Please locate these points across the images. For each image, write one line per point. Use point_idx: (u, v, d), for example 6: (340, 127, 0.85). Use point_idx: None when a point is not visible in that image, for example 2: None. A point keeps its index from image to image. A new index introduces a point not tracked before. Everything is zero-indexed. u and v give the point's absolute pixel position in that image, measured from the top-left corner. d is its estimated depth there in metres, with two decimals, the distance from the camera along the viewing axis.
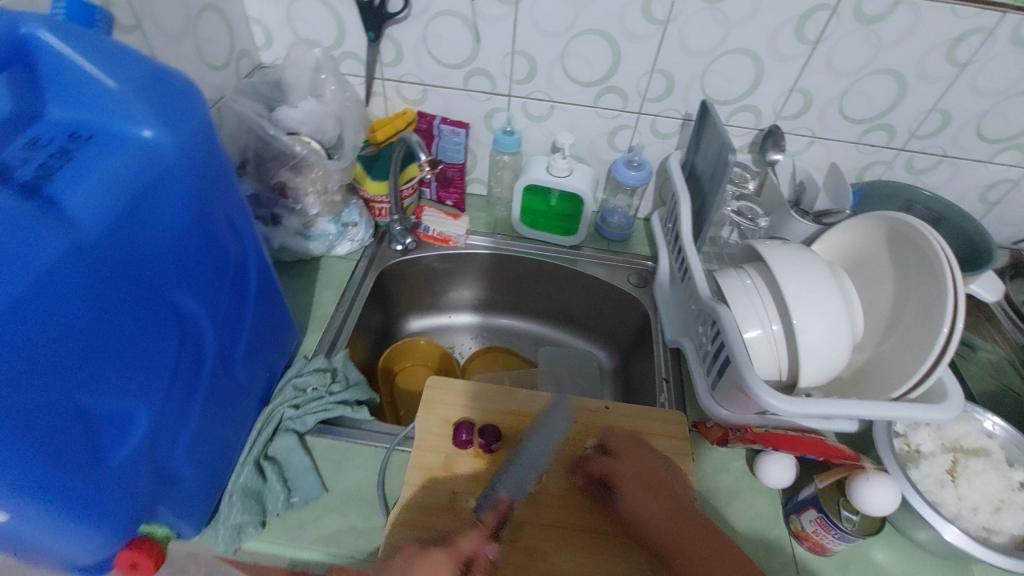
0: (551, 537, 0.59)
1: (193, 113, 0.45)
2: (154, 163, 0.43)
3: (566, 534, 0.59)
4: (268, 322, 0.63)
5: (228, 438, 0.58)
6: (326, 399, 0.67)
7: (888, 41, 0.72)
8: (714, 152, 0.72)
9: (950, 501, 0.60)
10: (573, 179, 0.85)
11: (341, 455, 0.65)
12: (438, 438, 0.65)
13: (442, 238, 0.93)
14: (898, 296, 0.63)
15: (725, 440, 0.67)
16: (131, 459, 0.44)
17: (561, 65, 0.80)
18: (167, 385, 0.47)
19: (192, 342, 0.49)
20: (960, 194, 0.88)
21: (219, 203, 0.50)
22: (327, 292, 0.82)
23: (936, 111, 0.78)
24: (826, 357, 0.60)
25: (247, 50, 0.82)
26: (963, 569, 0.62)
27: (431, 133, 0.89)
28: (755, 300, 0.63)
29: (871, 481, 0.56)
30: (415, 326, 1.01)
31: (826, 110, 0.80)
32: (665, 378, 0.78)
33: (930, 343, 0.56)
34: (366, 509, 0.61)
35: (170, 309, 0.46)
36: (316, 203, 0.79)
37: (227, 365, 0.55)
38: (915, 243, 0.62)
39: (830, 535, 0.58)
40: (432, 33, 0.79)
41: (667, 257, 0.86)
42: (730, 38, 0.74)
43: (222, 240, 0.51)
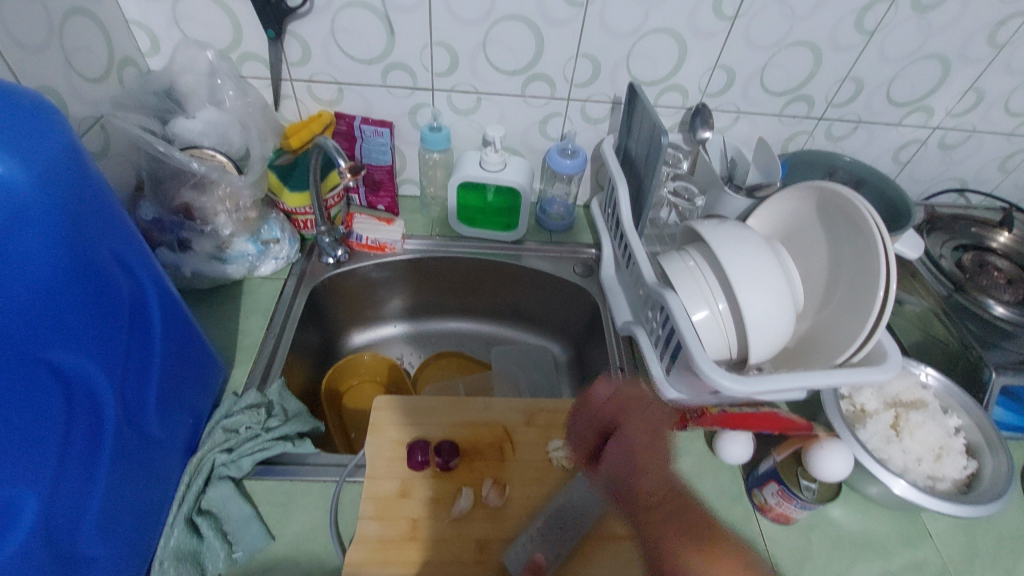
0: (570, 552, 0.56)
1: (50, 139, 0.38)
2: (4, 203, 0.35)
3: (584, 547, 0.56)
4: (183, 362, 0.57)
5: (149, 501, 0.51)
6: (263, 437, 0.61)
7: (801, 13, 0.73)
8: (646, 134, 0.71)
9: (897, 455, 0.62)
10: (508, 172, 0.83)
11: (286, 497, 0.59)
12: (391, 462, 0.61)
13: (376, 245, 0.87)
14: (832, 263, 0.65)
15: (684, 425, 0.67)
16: (21, 552, 0.38)
17: (483, 55, 0.76)
18: (58, 460, 0.40)
19: (85, 403, 0.42)
20: (876, 157, 0.92)
21: (98, 239, 0.43)
22: (254, 317, 0.75)
23: (849, 79, 0.81)
24: (772, 330, 0.60)
25: (130, 57, 0.73)
26: (913, 517, 0.65)
27: (352, 134, 0.83)
28: (699, 281, 0.63)
29: (827, 449, 0.56)
30: (359, 341, 0.95)
31: (748, 85, 0.81)
32: (620, 366, 0.77)
33: (867, 307, 0.58)
34: (320, 552, 0.56)
35: (48, 371, 0.39)
36: (229, 222, 0.71)
37: (136, 421, 0.49)
38: (844, 211, 0.63)
39: (792, 505, 0.59)
40: (341, 27, 0.72)
41: (609, 244, 0.85)
42: (651, 18, 0.73)
43: (110, 281, 0.45)
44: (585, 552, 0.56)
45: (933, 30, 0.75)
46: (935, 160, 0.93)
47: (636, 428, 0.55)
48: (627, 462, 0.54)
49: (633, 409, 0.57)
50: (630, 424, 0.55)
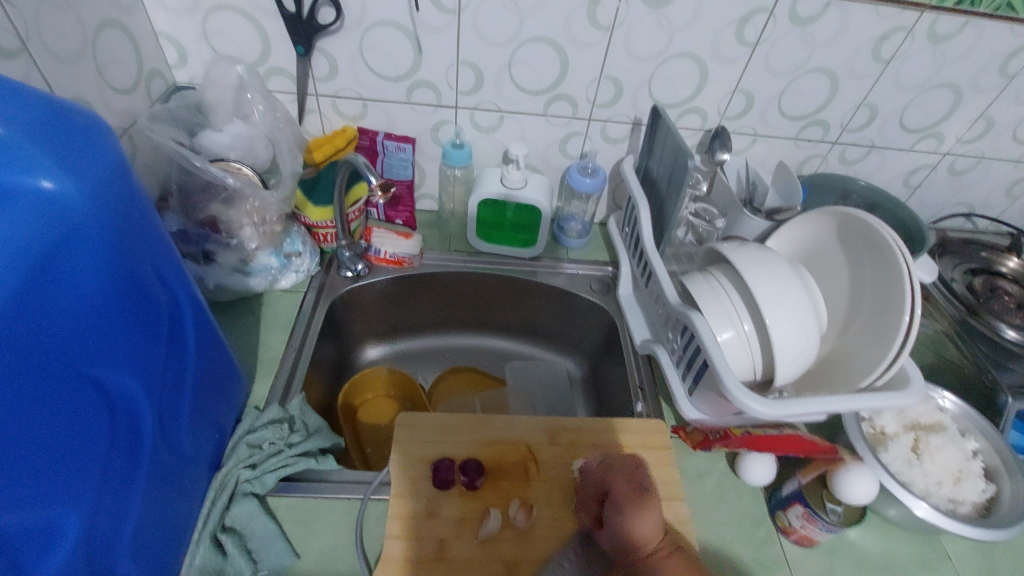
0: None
1: (102, 156, 0.38)
2: (57, 220, 0.36)
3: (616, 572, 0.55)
4: (212, 377, 0.56)
5: (177, 519, 0.51)
6: (286, 453, 0.61)
7: (820, 42, 0.75)
8: (670, 155, 0.72)
9: (919, 479, 0.63)
10: (528, 190, 0.83)
11: (311, 514, 0.59)
12: (417, 480, 0.61)
13: (395, 259, 0.88)
14: (854, 287, 0.66)
15: (707, 445, 0.67)
16: (62, 570, 0.37)
17: (508, 75, 0.77)
18: (101, 476, 0.40)
19: (126, 419, 0.42)
20: (887, 181, 0.94)
21: (142, 255, 0.43)
22: (274, 331, 0.75)
23: (864, 106, 0.82)
24: (797, 352, 0.61)
25: (158, 69, 0.73)
26: (933, 540, 0.65)
27: (374, 150, 0.83)
28: (725, 302, 0.64)
29: (853, 472, 0.56)
30: (373, 354, 0.94)
31: (766, 109, 0.82)
32: (640, 385, 0.77)
33: (891, 332, 0.58)
34: (346, 571, 0.55)
35: (93, 387, 0.39)
36: (254, 235, 0.71)
37: (170, 437, 0.48)
38: (867, 236, 0.64)
39: (817, 528, 0.59)
40: (369, 45, 0.73)
41: (628, 262, 0.85)
42: (674, 43, 0.74)
43: (151, 296, 0.45)
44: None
45: (947, 60, 0.77)
46: (945, 185, 0.95)
47: (642, 515, 0.52)
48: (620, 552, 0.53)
49: (616, 470, 0.57)
50: (617, 483, 0.55)
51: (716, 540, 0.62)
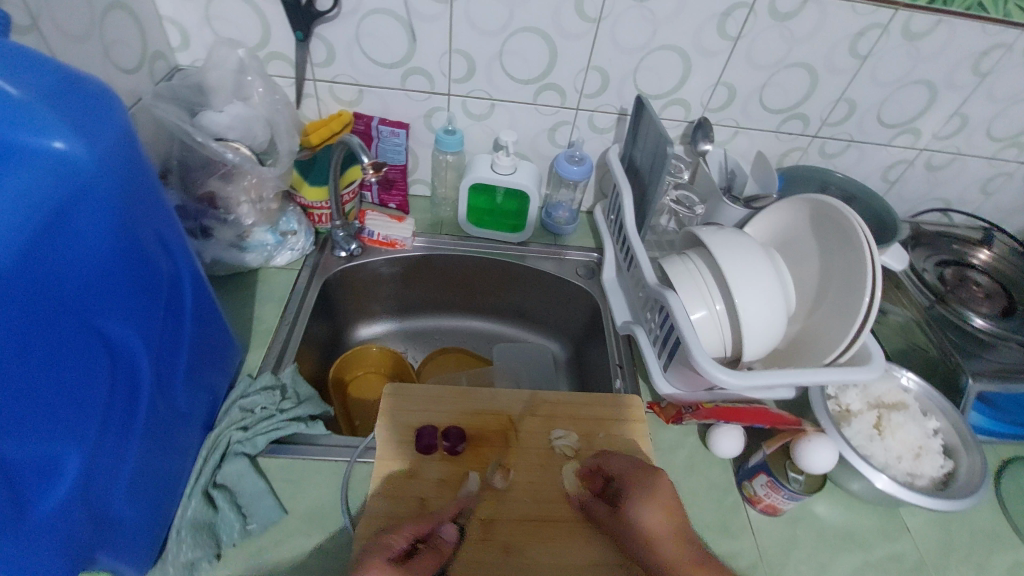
0: (567, 529, 0.60)
1: (111, 123, 0.41)
2: (68, 177, 0.38)
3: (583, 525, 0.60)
4: (207, 343, 0.59)
5: (171, 472, 0.54)
6: (277, 417, 0.64)
7: (800, 37, 0.78)
8: (651, 144, 0.75)
9: (880, 453, 0.66)
10: (518, 176, 0.86)
11: (299, 474, 0.62)
12: (402, 445, 0.64)
13: (388, 242, 0.91)
14: (823, 271, 0.69)
15: (679, 418, 0.70)
16: (62, 507, 0.40)
17: (499, 64, 0.80)
18: (101, 422, 0.43)
19: (127, 371, 0.45)
20: (866, 175, 0.97)
21: (144, 219, 0.46)
22: (268, 305, 0.78)
23: (843, 100, 0.86)
24: (765, 330, 0.64)
25: (161, 51, 0.76)
26: (892, 512, 0.68)
27: (369, 134, 0.86)
28: (699, 283, 0.67)
29: (813, 442, 0.60)
30: (365, 334, 0.98)
31: (748, 102, 0.86)
32: (619, 364, 0.80)
33: (854, 311, 0.62)
34: (331, 527, 0.58)
35: (97, 337, 0.42)
36: (251, 212, 0.74)
37: (166, 393, 0.51)
38: (835, 222, 0.67)
39: (780, 496, 0.62)
40: (366, 32, 0.76)
41: (612, 248, 0.88)
42: (659, 35, 0.77)
43: (152, 260, 0.47)
44: (586, 534, 0.60)
45: (922, 57, 0.80)
46: (921, 180, 0.98)
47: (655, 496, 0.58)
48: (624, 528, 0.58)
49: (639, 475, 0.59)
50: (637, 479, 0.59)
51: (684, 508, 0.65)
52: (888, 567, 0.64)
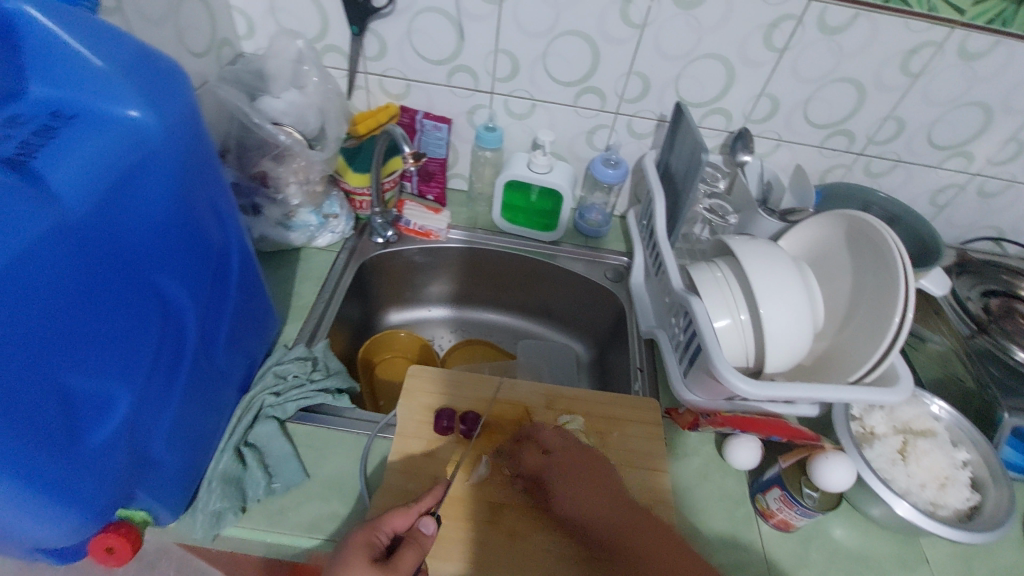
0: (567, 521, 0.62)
1: (179, 98, 0.46)
2: (138, 143, 0.43)
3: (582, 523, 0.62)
4: (249, 311, 0.64)
5: (207, 426, 0.58)
6: (307, 386, 0.68)
7: (848, 51, 0.77)
8: (687, 151, 0.75)
9: (901, 478, 0.64)
10: (553, 175, 0.88)
11: (323, 443, 0.65)
12: (420, 424, 0.66)
13: (423, 231, 0.94)
14: (855, 289, 0.67)
15: (696, 425, 0.70)
16: (111, 441, 0.44)
17: (543, 65, 0.82)
18: (149, 369, 0.47)
19: (175, 325, 0.49)
20: (913, 197, 0.94)
21: (201, 189, 0.50)
22: (307, 283, 0.82)
23: (891, 119, 0.84)
24: (790, 343, 0.63)
25: (228, 38, 0.81)
26: (913, 542, 0.66)
27: (413, 127, 0.90)
28: (726, 292, 0.67)
29: (832, 460, 0.59)
30: (395, 319, 1.01)
31: (791, 115, 0.85)
32: (640, 367, 0.81)
33: (883, 331, 0.61)
34: (349, 495, 0.61)
35: (152, 291, 0.46)
36: (298, 193, 0.79)
37: (209, 351, 0.55)
38: (870, 239, 0.66)
39: (793, 511, 0.61)
40: (417, 29, 0.80)
41: (641, 253, 0.89)
42: (703, 43, 0.78)
43: (205, 226, 0.52)
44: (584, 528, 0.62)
45: (979, 78, 0.78)
46: (973, 207, 0.94)
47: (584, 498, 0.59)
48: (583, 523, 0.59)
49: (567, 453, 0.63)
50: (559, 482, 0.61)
51: (693, 514, 0.65)
52: None
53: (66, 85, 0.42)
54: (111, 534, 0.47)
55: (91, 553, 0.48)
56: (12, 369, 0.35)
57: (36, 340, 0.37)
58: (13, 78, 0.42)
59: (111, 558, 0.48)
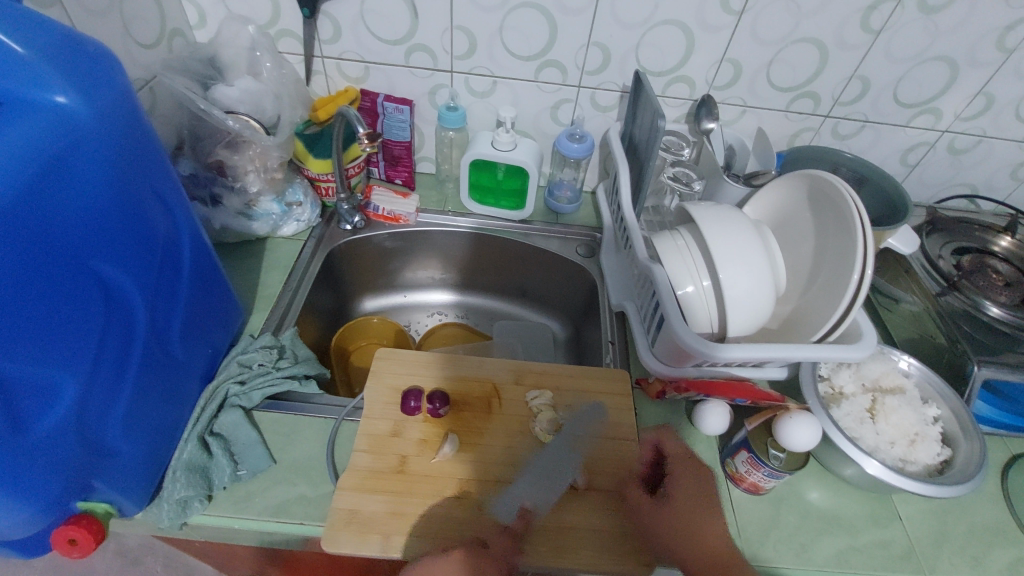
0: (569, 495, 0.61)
1: (112, 83, 0.45)
2: (68, 131, 0.42)
3: (580, 493, 0.61)
4: (207, 300, 0.63)
5: (168, 415, 0.58)
6: (273, 373, 0.67)
7: (807, 10, 0.76)
8: (647, 121, 0.75)
9: (869, 436, 0.64)
10: (517, 152, 0.87)
11: (290, 429, 0.65)
12: (387, 406, 0.66)
13: (392, 216, 0.93)
14: (818, 251, 0.67)
15: (663, 394, 0.70)
16: (59, 428, 0.44)
17: (500, 40, 0.81)
18: (95, 357, 0.46)
19: (121, 313, 0.49)
20: (883, 158, 0.93)
21: (142, 175, 0.49)
22: (274, 272, 0.82)
23: (856, 78, 0.83)
24: (753, 306, 0.63)
25: (179, 28, 0.80)
26: (885, 499, 0.66)
27: (375, 111, 0.88)
28: (687, 259, 0.66)
29: (796, 420, 0.58)
30: (369, 306, 1.01)
31: (755, 80, 0.84)
32: (610, 340, 0.80)
33: (843, 289, 0.60)
34: (316, 478, 0.61)
35: (93, 279, 0.46)
36: (257, 180, 0.78)
37: (162, 340, 0.55)
38: (831, 199, 0.65)
39: (760, 473, 0.61)
40: (370, 9, 0.79)
41: (610, 226, 0.88)
42: (660, 10, 0.77)
43: (150, 213, 0.51)
44: (573, 498, 0.61)
45: (940, 32, 0.77)
46: (944, 164, 0.94)
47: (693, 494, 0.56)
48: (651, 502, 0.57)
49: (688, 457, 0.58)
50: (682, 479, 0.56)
51: None
52: (874, 553, 0.62)
53: None
54: (72, 526, 0.48)
55: (53, 545, 0.49)
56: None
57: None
58: None
59: (75, 550, 0.49)
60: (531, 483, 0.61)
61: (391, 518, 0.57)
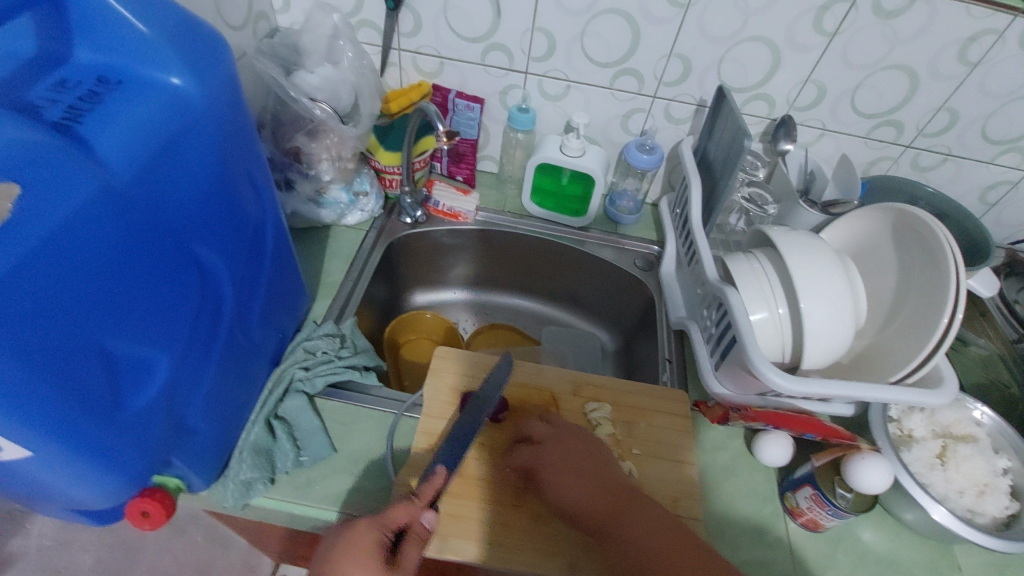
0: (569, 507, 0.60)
1: (221, 65, 0.45)
2: (181, 113, 0.43)
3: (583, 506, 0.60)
4: (283, 285, 0.64)
5: (240, 396, 0.59)
6: (336, 362, 0.68)
7: (904, 37, 0.73)
8: (728, 138, 0.73)
9: (939, 483, 0.62)
10: (586, 160, 0.86)
11: (349, 418, 0.66)
12: (446, 405, 0.66)
13: (452, 213, 0.93)
14: (900, 286, 0.65)
15: (725, 419, 0.68)
16: (151, 407, 0.44)
17: (580, 45, 0.80)
18: (188, 338, 0.47)
19: (212, 295, 0.50)
20: (962, 194, 0.90)
21: (241, 159, 0.50)
22: (337, 260, 0.83)
23: (944, 110, 0.80)
24: (832, 338, 0.61)
25: (264, 12, 0.81)
26: (946, 548, 0.64)
27: (445, 107, 0.89)
28: (763, 285, 0.64)
29: (867, 460, 0.57)
30: (420, 300, 1.01)
31: (838, 103, 0.81)
32: (668, 358, 0.79)
33: (927, 332, 0.58)
34: (375, 471, 0.62)
35: (192, 261, 0.46)
36: (330, 169, 0.79)
37: (243, 323, 0.56)
38: (919, 234, 0.63)
39: (824, 512, 0.60)
40: (453, 5, 0.78)
41: (674, 242, 0.87)
42: (749, 25, 0.75)
43: (243, 197, 0.51)
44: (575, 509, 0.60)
45: None
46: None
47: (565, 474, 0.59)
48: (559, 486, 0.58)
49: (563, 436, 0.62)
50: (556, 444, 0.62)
51: (722, 506, 0.64)
52: None
53: (110, 51, 0.42)
54: (146, 500, 0.49)
55: (128, 516, 0.49)
56: (45, 331, 0.34)
57: (74, 304, 0.36)
58: (59, 41, 0.42)
59: (148, 522, 0.49)
60: None
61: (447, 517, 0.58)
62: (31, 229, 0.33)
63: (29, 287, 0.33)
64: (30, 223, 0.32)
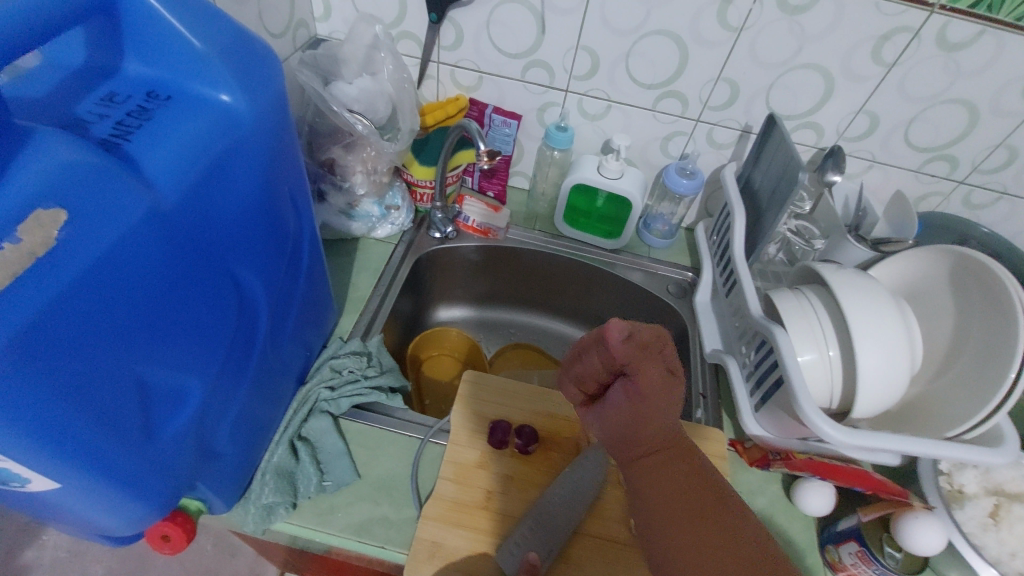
0: (596, 551, 0.57)
1: (270, 83, 0.43)
2: (230, 130, 0.41)
3: (611, 549, 0.58)
4: (314, 303, 0.62)
5: (265, 417, 0.57)
6: (362, 382, 0.66)
7: (967, 70, 0.70)
8: (777, 167, 0.70)
9: (992, 544, 0.59)
10: (623, 182, 0.83)
11: (373, 442, 0.64)
12: (473, 434, 0.64)
13: (482, 229, 0.91)
14: (957, 331, 0.62)
15: (765, 464, 0.66)
16: (182, 433, 0.42)
17: (625, 65, 0.78)
18: (222, 361, 0.45)
19: (248, 315, 0.48)
20: (1014, 233, 0.86)
21: (285, 176, 0.48)
22: (364, 274, 0.81)
23: (1003, 147, 0.76)
24: (886, 387, 0.58)
25: (305, 20, 0.79)
26: None
27: (482, 122, 0.88)
28: (813, 325, 0.61)
29: (920, 521, 0.54)
30: (444, 316, 0.99)
31: (890, 135, 0.78)
32: (702, 393, 0.77)
33: (990, 388, 0.55)
34: (399, 500, 0.59)
35: (230, 281, 0.45)
36: (364, 182, 0.77)
37: (274, 343, 0.54)
38: (982, 280, 0.60)
39: (870, 570, 0.56)
40: (497, 20, 0.77)
41: (711, 270, 0.84)
42: (803, 52, 0.72)
43: (284, 215, 0.50)
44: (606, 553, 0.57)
45: None
46: None
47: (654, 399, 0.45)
48: (627, 413, 0.46)
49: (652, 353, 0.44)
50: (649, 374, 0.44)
51: None
52: None
53: (161, 65, 0.41)
54: (166, 522, 0.47)
55: (147, 538, 0.48)
56: (83, 361, 0.32)
57: (113, 332, 0.34)
58: (111, 52, 0.41)
59: (167, 546, 0.48)
60: (536, 530, 0.55)
61: (473, 557, 0.55)
62: (74, 257, 0.31)
63: (72, 315, 0.31)
64: (73, 249, 0.31)
